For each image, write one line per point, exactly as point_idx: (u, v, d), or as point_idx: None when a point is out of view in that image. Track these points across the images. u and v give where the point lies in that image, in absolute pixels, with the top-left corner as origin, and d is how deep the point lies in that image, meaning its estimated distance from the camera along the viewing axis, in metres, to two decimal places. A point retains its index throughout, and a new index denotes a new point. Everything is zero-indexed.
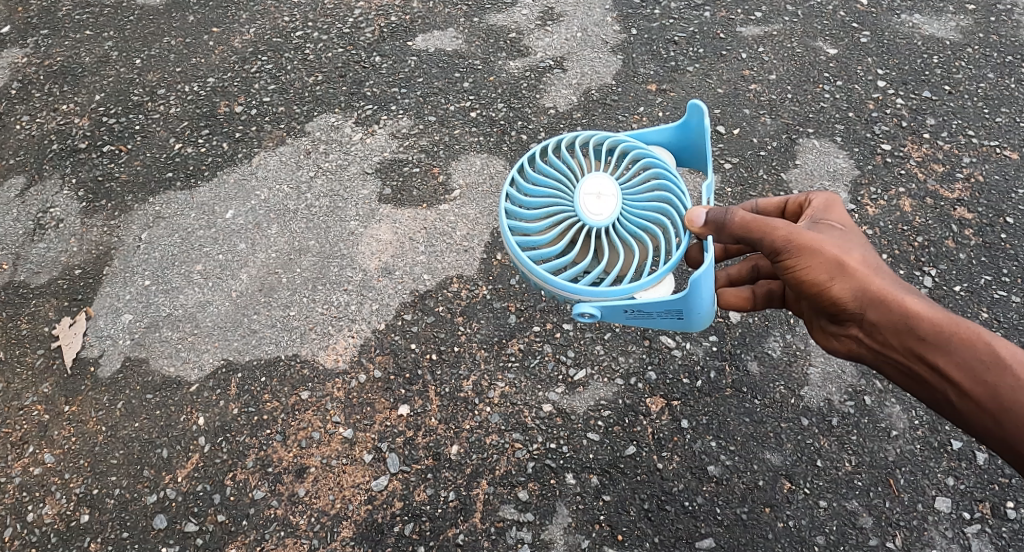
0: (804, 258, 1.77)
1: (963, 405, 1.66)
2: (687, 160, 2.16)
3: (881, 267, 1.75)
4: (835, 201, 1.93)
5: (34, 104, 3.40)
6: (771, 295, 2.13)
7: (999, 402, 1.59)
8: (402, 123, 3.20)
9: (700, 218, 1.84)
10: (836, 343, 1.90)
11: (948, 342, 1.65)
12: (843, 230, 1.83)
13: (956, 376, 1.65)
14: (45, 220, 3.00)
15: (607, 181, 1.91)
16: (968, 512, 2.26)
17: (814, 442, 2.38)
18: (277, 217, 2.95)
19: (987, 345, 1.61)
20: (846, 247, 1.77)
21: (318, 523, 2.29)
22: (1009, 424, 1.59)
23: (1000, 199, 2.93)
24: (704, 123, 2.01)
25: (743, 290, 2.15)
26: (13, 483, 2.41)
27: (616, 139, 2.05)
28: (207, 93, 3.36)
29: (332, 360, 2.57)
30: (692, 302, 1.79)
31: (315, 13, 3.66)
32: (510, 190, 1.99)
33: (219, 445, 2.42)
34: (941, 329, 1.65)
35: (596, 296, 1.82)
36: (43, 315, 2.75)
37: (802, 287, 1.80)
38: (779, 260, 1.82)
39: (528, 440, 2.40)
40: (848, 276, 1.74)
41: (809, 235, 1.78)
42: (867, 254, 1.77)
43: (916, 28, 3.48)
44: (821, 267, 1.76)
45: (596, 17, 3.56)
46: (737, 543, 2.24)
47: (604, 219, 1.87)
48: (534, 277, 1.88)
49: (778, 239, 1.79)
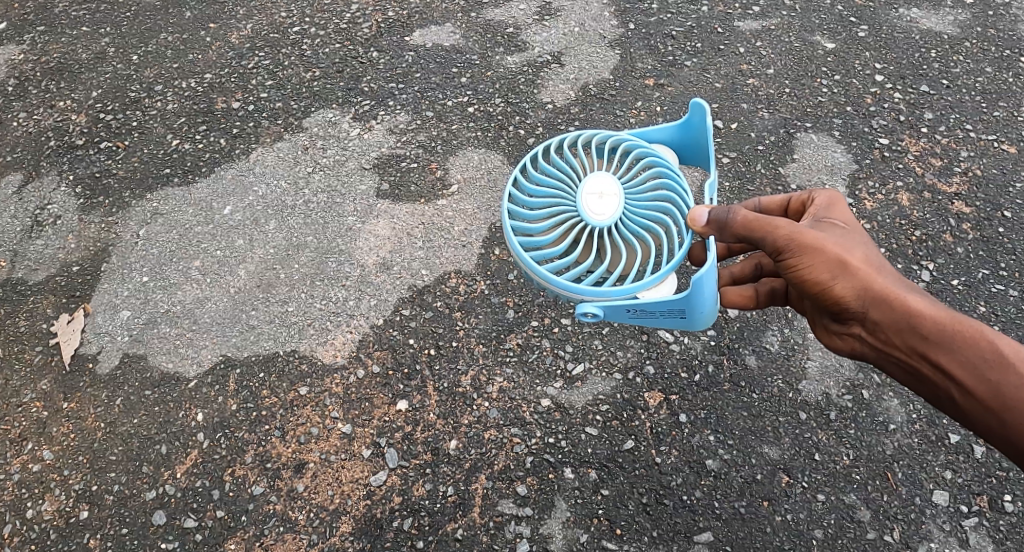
0: (806, 257, 1.76)
1: (966, 403, 1.67)
2: (688, 157, 2.16)
3: (883, 265, 1.75)
4: (838, 199, 1.93)
5: (31, 101, 3.39)
6: (774, 293, 2.13)
7: (1001, 400, 1.60)
8: (400, 119, 3.19)
9: (703, 217, 1.84)
10: (839, 341, 1.90)
11: (951, 340, 1.65)
12: (845, 229, 1.83)
13: (958, 374, 1.65)
14: (43, 217, 2.99)
15: (608, 181, 1.91)
16: (965, 506, 2.26)
17: (812, 436, 2.38)
18: (275, 213, 2.95)
19: (990, 344, 1.61)
20: (848, 245, 1.76)
21: (317, 518, 2.29)
22: (1012, 422, 1.60)
23: (998, 193, 2.93)
24: (705, 121, 2.00)
25: (747, 288, 2.14)
26: (12, 480, 2.41)
27: (619, 138, 2.05)
28: (204, 89, 3.36)
29: (330, 356, 2.58)
30: (694, 302, 1.77)
31: (312, 9, 3.65)
32: (513, 190, 1.99)
33: (219, 441, 2.42)
34: (944, 328, 1.65)
35: (599, 296, 1.82)
36: (42, 312, 2.75)
37: (805, 285, 1.80)
38: (781, 259, 1.81)
39: (526, 435, 2.40)
40: (850, 274, 1.73)
41: (811, 233, 1.77)
42: (869, 252, 1.76)
43: (913, 22, 3.48)
44: (823, 266, 1.75)
45: (594, 12, 3.56)
46: (735, 537, 2.24)
47: (605, 219, 1.87)
48: (536, 278, 1.88)
49: (780, 238, 1.78)
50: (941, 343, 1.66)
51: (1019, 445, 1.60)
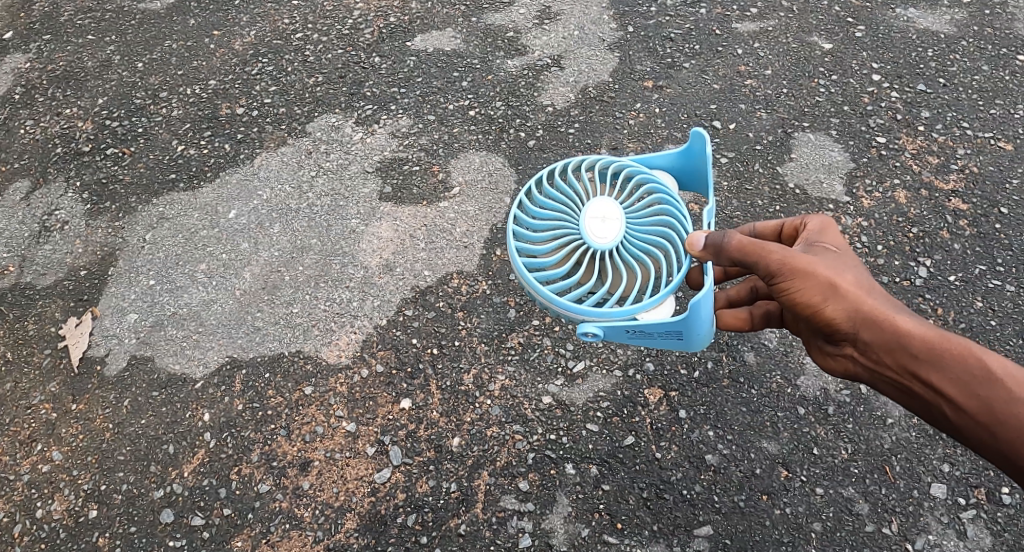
0: (798, 281, 1.78)
1: (960, 420, 1.66)
2: (688, 184, 2.19)
3: (874, 288, 1.75)
4: (830, 222, 1.93)
5: (38, 109, 3.44)
6: (768, 316, 2.14)
7: (990, 414, 1.60)
8: (402, 123, 3.23)
9: (700, 241, 1.88)
10: (833, 362, 1.90)
11: (941, 359, 1.64)
12: (837, 253, 1.83)
13: (951, 391, 1.64)
14: (51, 222, 3.04)
15: (611, 205, 1.95)
16: (963, 498, 2.28)
17: (811, 431, 2.41)
18: (279, 216, 2.99)
19: (978, 360, 1.61)
20: (838, 268, 1.77)
21: (322, 515, 2.33)
22: (1004, 437, 1.59)
23: (995, 190, 2.95)
24: (706, 150, 2.04)
25: (741, 311, 2.16)
26: (22, 480, 2.45)
27: (621, 163, 2.08)
28: (209, 95, 3.40)
29: (334, 356, 2.61)
30: (692, 324, 1.80)
31: (315, 15, 3.70)
32: (518, 213, 2.02)
33: (225, 440, 2.46)
34: (933, 346, 1.65)
35: (599, 316, 1.85)
36: (50, 316, 2.79)
37: (798, 307, 1.81)
38: (774, 284, 1.82)
39: (528, 432, 2.43)
40: (841, 296, 1.74)
41: (803, 257, 1.78)
42: (859, 275, 1.77)
43: (910, 22, 3.51)
44: (814, 289, 1.76)
45: (593, 15, 3.60)
46: (735, 530, 2.26)
47: (609, 242, 1.90)
48: (539, 298, 1.90)
49: (773, 263, 1.79)
50: (936, 362, 1.65)
51: (1011, 458, 1.60)
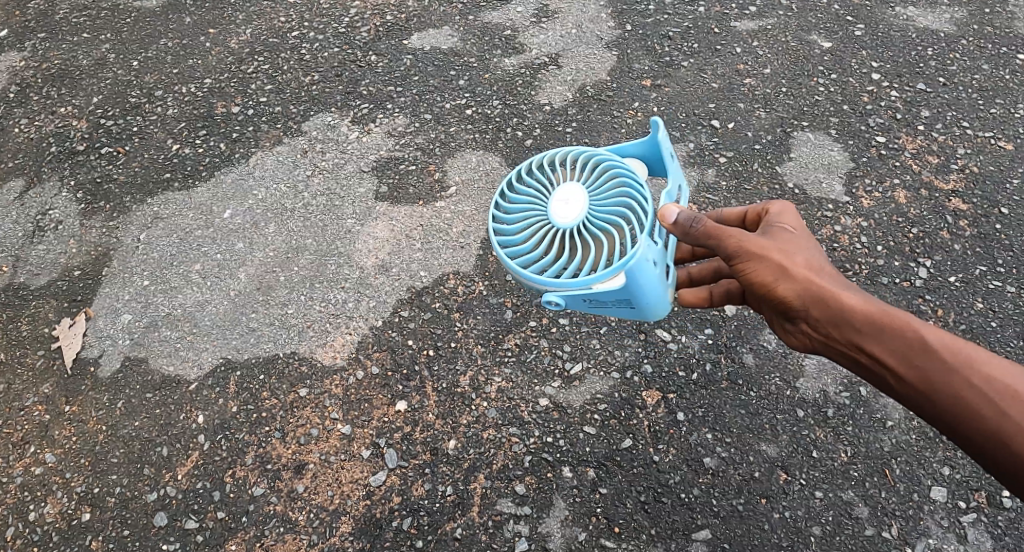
0: (752, 262, 1.72)
1: (906, 396, 1.61)
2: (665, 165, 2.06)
3: (824, 268, 1.70)
4: (790, 208, 1.88)
5: (32, 107, 3.41)
6: (729, 294, 2.04)
7: (951, 398, 1.53)
8: (399, 122, 3.21)
9: (671, 217, 1.81)
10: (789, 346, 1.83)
11: (885, 335, 1.59)
12: (791, 235, 1.78)
13: (896, 368, 1.59)
14: (45, 222, 3.02)
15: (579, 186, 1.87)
16: (964, 501, 2.26)
17: (810, 433, 2.39)
18: (274, 216, 2.97)
19: (919, 332, 1.56)
20: (789, 249, 1.72)
21: (317, 518, 2.30)
22: (949, 410, 1.55)
23: (996, 190, 2.93)
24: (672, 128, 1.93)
25: (702, 290, 2.07)
26: (15, 483, 2.43)
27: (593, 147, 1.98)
28: (204, 94, 3.38)
29: (330, 357, 2.59)
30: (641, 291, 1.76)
31: (311, 13, 3.68)
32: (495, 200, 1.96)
33: (219, 442, 2.44)
34: (877, 323, 1.60)
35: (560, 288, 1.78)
36: (44, 317, 2.76)
37: (754, 289, 1.76)
38: (732, 266, 1.77)
39: (524, 434, 2.41)
40: (792, 275, 1.69)
41: (758, 239, 1.73)
42: (810, 256, 1.72)
43: (910, 20, 3.49)
44: (768, 269, 1.71)
45: (591, 13, 3.58)
46: (734, 534, 2.24)
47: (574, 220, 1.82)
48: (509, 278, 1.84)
49: (729, 245, 1.74)
50: (889, 346, 1.59)
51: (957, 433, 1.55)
